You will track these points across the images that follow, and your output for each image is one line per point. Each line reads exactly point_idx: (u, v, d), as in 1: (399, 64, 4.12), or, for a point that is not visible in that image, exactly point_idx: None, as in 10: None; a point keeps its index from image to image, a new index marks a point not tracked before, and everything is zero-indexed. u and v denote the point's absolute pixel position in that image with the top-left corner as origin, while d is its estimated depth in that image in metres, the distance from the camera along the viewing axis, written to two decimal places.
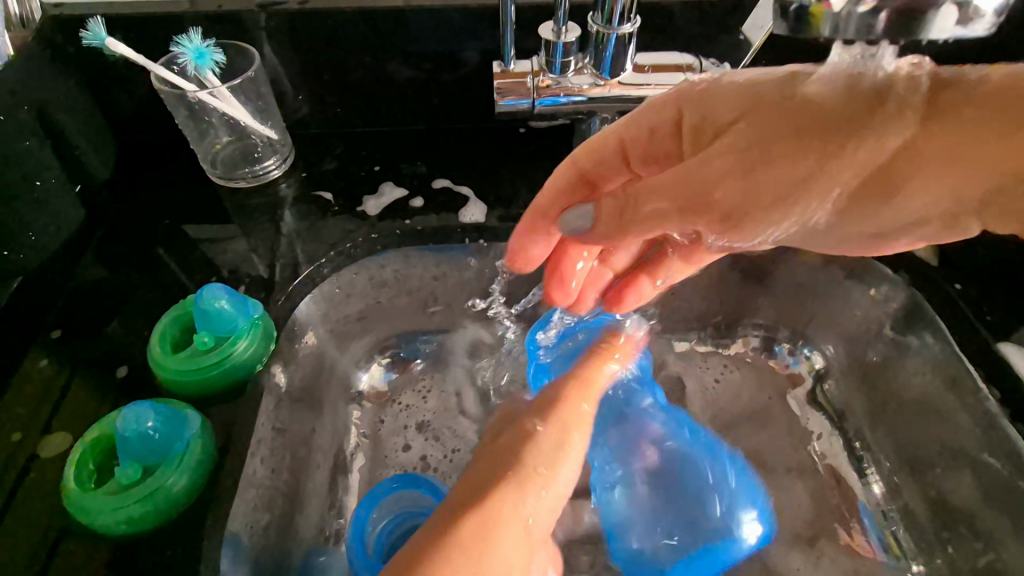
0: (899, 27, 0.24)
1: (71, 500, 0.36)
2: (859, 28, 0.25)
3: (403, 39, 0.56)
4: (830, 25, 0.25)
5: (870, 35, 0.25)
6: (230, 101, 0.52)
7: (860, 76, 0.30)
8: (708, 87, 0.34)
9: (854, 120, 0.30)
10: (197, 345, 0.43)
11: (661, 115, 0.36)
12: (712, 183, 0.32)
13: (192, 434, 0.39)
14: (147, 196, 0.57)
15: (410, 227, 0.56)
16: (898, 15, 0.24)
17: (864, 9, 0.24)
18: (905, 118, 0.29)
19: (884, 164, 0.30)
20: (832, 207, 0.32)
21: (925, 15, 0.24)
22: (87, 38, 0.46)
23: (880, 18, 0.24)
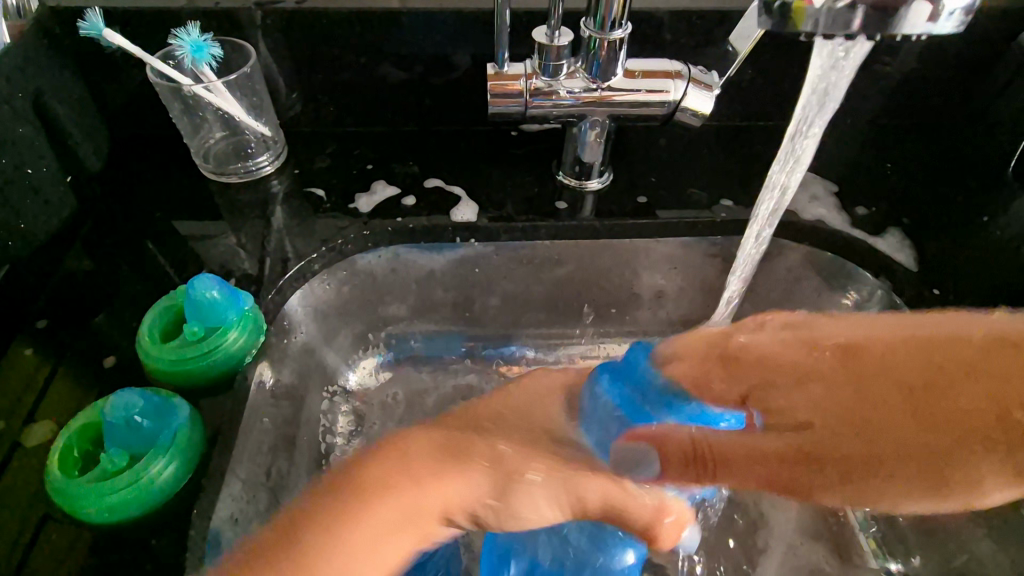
0: (874, 22, 0.26)
1: (54, 488, 0.36)
2: (838, 23, 0.26)
3: (398, 40, 0.57)
4: (809, 22, 0.26)
5: (847, 29, 0.26)
6: (225, 96, 0.53)
7: (885, 355, 0.30)
8: (749, 349, 0.34)
9: (853, 408, 0.29)
10: (187, 335, 0.43)
11: (783, 355, 0.32)
12: (755, 467, 0.30)
13: (180, 423, 0.39)
14: (138, 189, 0.57)
15: (401, 225, 0.56)
16: (872, 11, 0.25)
17: (842, 5, 0.25)
18: (904, 416, 0.28)
19: (895, 421, 0.28)
20: (887, 493, 0.29)
21: (898, 9, 0.25)
22: (84, 29, 0.47)
23: (858, 13, 0.25)
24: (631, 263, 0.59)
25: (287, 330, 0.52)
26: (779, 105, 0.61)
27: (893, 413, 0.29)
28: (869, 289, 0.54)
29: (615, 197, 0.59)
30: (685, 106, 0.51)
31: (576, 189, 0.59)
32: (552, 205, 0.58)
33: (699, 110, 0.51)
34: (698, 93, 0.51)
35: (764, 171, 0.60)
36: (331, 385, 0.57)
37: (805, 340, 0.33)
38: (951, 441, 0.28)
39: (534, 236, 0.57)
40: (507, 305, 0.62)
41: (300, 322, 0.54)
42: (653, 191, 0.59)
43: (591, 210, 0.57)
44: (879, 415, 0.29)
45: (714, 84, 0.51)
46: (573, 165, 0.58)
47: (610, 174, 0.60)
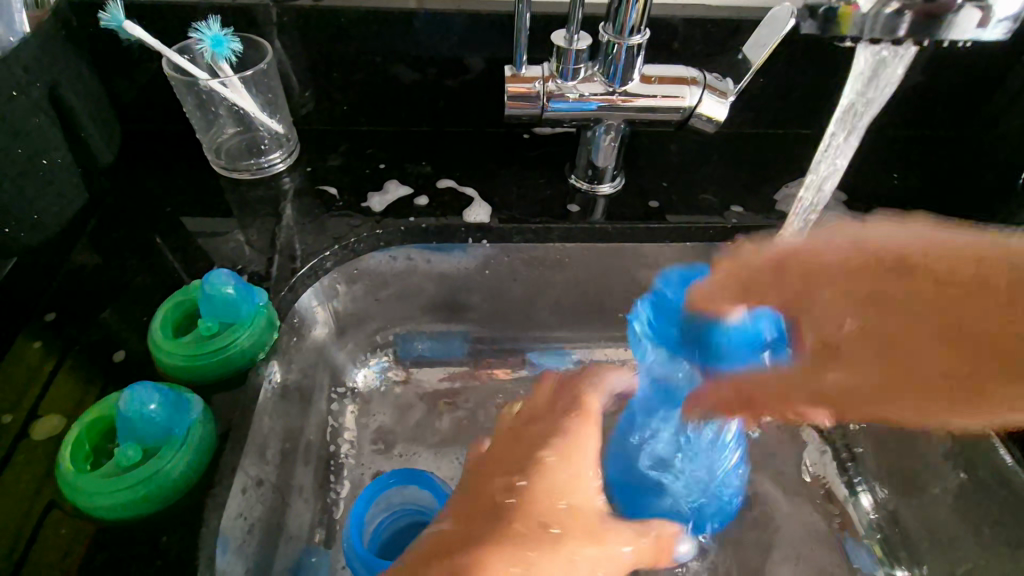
0: (922, 28, 0.26)
1: (64, 481, 0.36)
2: (885, 28, 0.26)
3: (415, 41, 0.57)
4: (855, 27, 0.27)
5: (894, 35, 0.26)
6: (241, 92, 0.53)
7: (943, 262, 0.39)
8: (806, 254, 0.43)
9: (922, 293, 0.39)
10: (201, 330, 0.43)
11: (835, 253, 0.42)
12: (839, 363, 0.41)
13: (193, 419, 0.39)
14: (148, 184, 0.57)
15: (415, 224, 0.55)
16: (921, 16, 0.25)
17: (890, 10, 0.26)
18: (941, 296, 0.38)
19: (907, 347, 0.38)
20: (886, 407, 0.38)
21: (946, 16, 0.25)
22: (104, 20, 0.46)
23: (905, 19, 0.26)
24: (640, 267, 0.59)
25: (297, 328, 0.52)
26: (790, 114, 0.62)
27: (921, 349, 0.38)
28: None
29: (627, 201, 0.59)
30: (700, 113, 0.52)
31: (588, 192, 0.59)
32: (564, 208, 0.58)
33: (713, 116, 0.52)
34: (713, 100, 0.51)
35: (774, 179, 0.60)
36: (339, 384, 0.57)
37: (857, 281, 0.41)
38: (943, 394, 0.37)
39: (545, 239, 0.57)
40: (515, 307, 0.62)
41: (309, 319, 0.53)
42: (664, 196, 0.59)
43: (603, 213, 0.58)
44: (908, 343, 0.38)
45: (729, 91, 0.51)
46: (585, 169, 0.59)
47: (622, 178, 0.60)
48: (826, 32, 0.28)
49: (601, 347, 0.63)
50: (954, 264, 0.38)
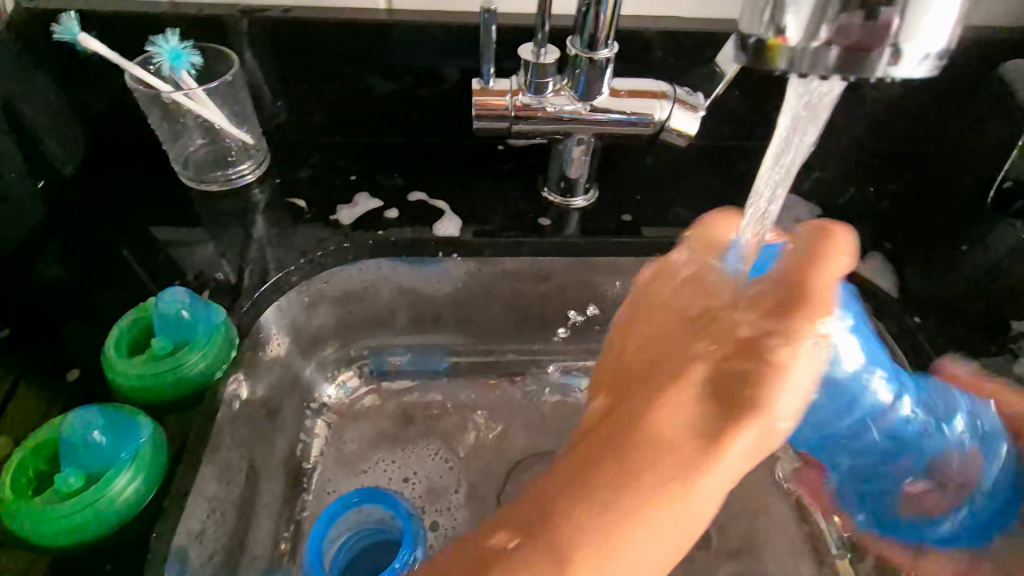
0: (850, 62, 0.25)
1: (6, 509, 0.35)
2: (812, 62, 0.25)
3: (385, 53, 0.57)
4: (784, 60, 0.26)
5: (822, 70, 0.25)
6: (205, 103, 0.52)
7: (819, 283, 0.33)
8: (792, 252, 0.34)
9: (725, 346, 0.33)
10: (154, 350, 0.42)
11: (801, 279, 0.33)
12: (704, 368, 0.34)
13: (141, 441, 0.38)
14: (113, 196, 0.56)
15: (383, 237, 0.55)
16: (848, 50, 0.25)
17: (817, 44, 0.25)
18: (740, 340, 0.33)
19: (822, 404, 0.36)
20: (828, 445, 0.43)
21: (871, 52, 0.25)
22: (59, 33, 0.46)
23: (832, 53, 0.25)
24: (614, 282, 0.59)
25: (262, 343, 0.51)
26: (767, 126, 0.61)
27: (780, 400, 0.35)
28: None
29: (601, 214, 0.58)
30: (671, 127, 0.51)
31: (562, 206, 0.59)
32: (536, 221, 0.58)
33: (684, 131, 0.51)
34: (684, 114, 0.51)
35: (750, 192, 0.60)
36: (309, 400, 0.57)
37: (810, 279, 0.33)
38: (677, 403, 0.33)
39: (517, 253, 0.56)
40: (490, 321, 0.61)
41: (275, 335, 0.53)
42: (638, 209, 0.59)
43: (576, 227, 0.57)
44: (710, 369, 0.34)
45: (699, 105, 0.51)
46: (558, 181, 0.58)
47: (596, 191, 0.59)
48: (756, 62, 0.27)
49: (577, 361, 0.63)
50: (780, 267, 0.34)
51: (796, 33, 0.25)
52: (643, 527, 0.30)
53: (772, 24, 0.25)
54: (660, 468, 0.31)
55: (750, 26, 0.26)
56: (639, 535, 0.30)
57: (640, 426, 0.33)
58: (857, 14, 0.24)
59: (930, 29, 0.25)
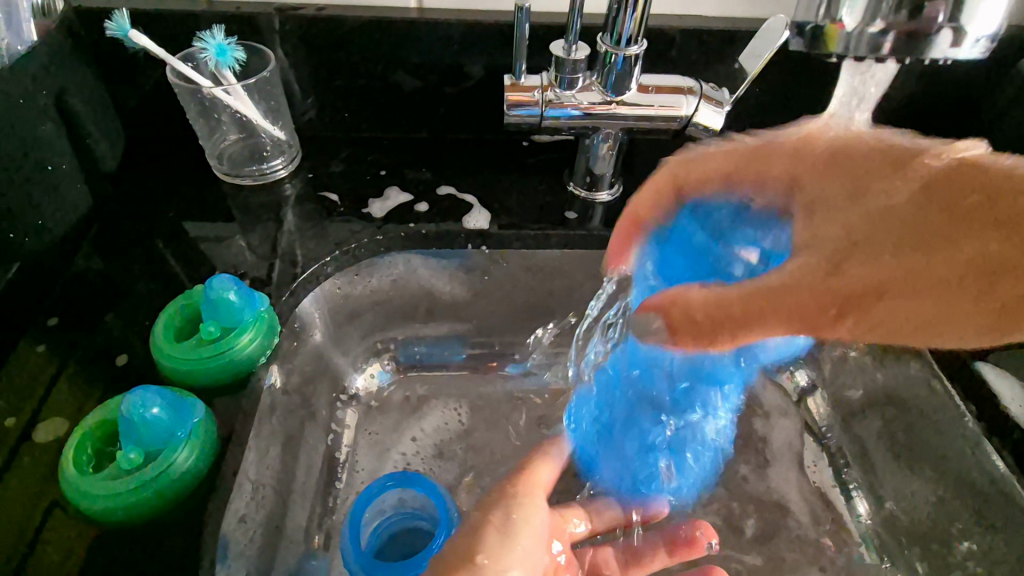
0: (906, 47, 0.26)
1: (67, 482, 0.36)
2: (869, 47, 0.27)
3: (415, 50, 0.58)
4: (841, 45, 0.27)
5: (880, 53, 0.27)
6: (243, 99, 0.53)
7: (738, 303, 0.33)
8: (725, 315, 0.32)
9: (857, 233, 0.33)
10: (203, 334, 0.43)
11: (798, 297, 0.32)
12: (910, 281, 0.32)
13: (195, 422, 0.39)
14: (151, 189, 0.57)
15: (414, 231, 0.56)
16: (904, 35, 0.26)
17: (874, 30, 0.26)
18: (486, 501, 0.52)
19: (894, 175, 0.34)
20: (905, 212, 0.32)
21: (928, 36, 0.26)
22: (110, 30, 0.47)
23: (888, 38, 0.26)
24: None
25: (298, 332, 0.52)
26: (786, 123, 0.62)
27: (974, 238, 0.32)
28: None
29: (625, 208, 0.59)
30: (696, 121, 0.53)
31: (586, 200, 0.60)
32: (562, 215, 0.59)
33: (709, 125, 0.53)
34: (709, 109, 0.52)
35: None
36: (340, 389, 0.58)
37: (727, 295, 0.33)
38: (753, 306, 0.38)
39: (544, 245, 0.57)
40: (515, 313, 0.62)
41: (312, 325, 0.54)
42: None
43: (601, 220, 0.58)
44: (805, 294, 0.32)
45: (725, 100, 0.52)
46: (584, 176, 0.60)
47: (620, 186, 0.61)
48: (816, 49, 0.28)
49: None
50: (788, 294, 0.32)
51: (849, 21, 0.27)
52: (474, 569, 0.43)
53: (827, 15, 0.27)
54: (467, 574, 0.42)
55: (808, 17, 0.28)
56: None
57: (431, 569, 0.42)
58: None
59: (990, 8, 0.26)
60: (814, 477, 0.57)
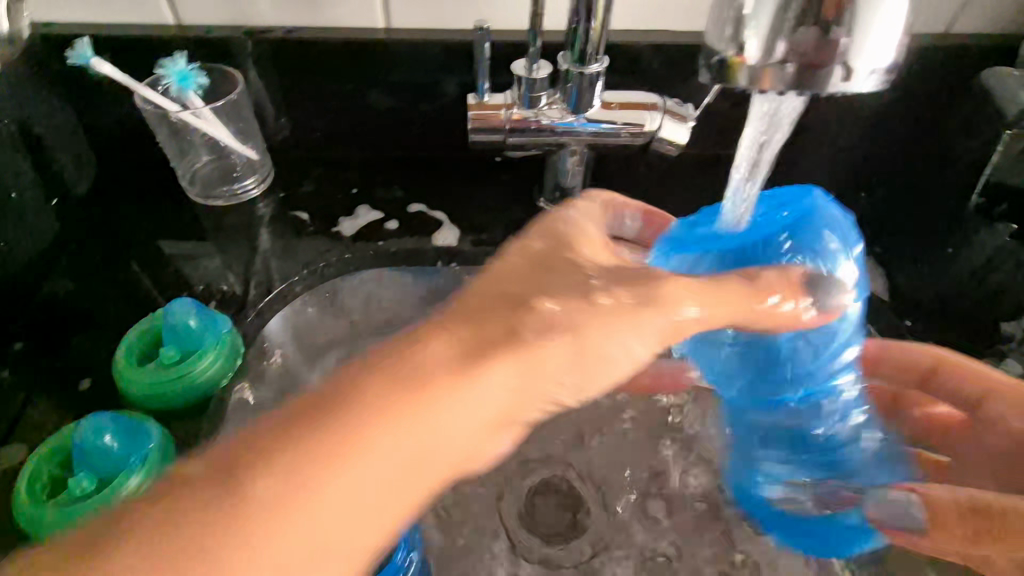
0: (805, 80, 0.28)
1: (20, 511, 0.36)
2: (772, 77, 0.29)
3: (384, 70, 0.58)
4: (747, 76, 0.29)
5: (782, 84, 0.29)
6: (212, 121, 0.54)
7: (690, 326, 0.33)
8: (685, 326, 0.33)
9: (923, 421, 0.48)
10: (162, 359, 0.43)
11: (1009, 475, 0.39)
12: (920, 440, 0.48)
13: (150, 447, 0.39)
14: (124, 212, 0.58)
15: (382, 249, 0.57)
16: (803, 67, 0.28)
17: (776, 63, 0.28)
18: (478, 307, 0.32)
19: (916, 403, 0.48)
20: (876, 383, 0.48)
21: (824, 70, 0.28)
22: (73, 59, 0.48)
23: (790, 70, 0.28)
24: None
25: (265, 353, 0.52)
26: None
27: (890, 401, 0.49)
28: None
29: None
30: (661, 137, 0.53)
31: None
32: None
33: (675, 140, 0.53)
34: (673, 124, 0.52)
35: None
36: None
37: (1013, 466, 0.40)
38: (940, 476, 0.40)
39: None
40: None
41: (277, 344, 0.53)
42: None
43: None
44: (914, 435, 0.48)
45: (688, 115, 0.52)
46: (554, 192, 0.60)
47: None
48: (724, 74, 0.30)
49: None
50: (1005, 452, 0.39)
51: (754, 53, 0.28)
52: (383, 427, 0.27)
53: (735, 47, 0.29)
54: (444, 399, 0.28)
55: (719, 46, 0.30)
56: (334, 476, 0.26)
57: (363, 401, 0.28)
58: (811, 29, 0.27)
59: (875, 47, 0.28)
60: None
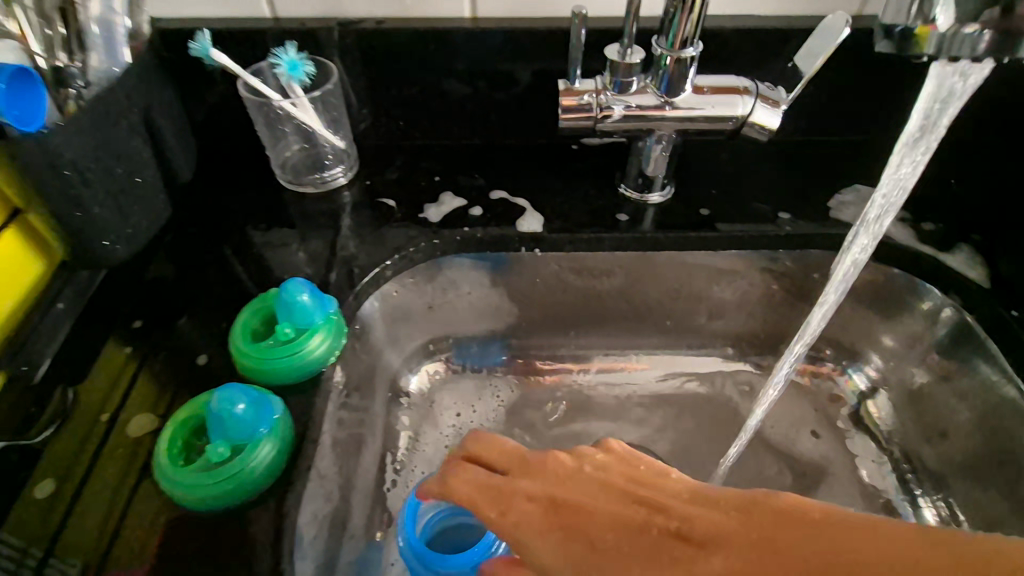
0: (1002, 45, 0.30)
1: (163, 474, 0.39)
2: (966, 44, 0.31)
3: (468, 59, 0.59)
4: (934, 45, 0.32)
5: (974, 51, 0.31)
6: (308, 111, 0.56)
7: None
8: None
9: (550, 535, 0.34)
10: (279, 336, 0.45)
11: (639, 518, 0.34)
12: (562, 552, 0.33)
13: (276, 418, 0.41)
14: (221, 198, 0.60)
15: (469, 235, 0.58)
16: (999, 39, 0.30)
17: (969, 32, 0.31)
18: None
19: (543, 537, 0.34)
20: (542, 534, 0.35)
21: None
22: (194, 49, 0.50)
23: (985, 38, 0.30)
24: (685, 279, 0.62)
25: (359, 333, 0.55)
26: (837, 123, 0.63)
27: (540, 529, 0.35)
28: (937, 309, 0.55)
29: (677, 211, 0.60)
30: (753, 121, 0.52)
31: (638, 202, 0.61)
32: (613, 217, 0.60)
33: (766, 126, 0.52)
34: (766, 109, 0.52)
35: (820, 191, 0.61)
36: (398, 390, 0.62)
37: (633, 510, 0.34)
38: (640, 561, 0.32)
39: (596, 248, 0.59)
40: (567, 314, 0.66)
41: (371, 324, 0.57)
42: (713, 204, 0.61)
43: (652, 222, 0.59)
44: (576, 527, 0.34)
45: (782, 100, 0.52)
46: (636, 178, 0.60)
47: (671, 188, 0.61)
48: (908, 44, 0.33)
49: (647, 354, 0.67)
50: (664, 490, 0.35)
51: (946, 22, 0.31)
52: None
53: (924, 16, 0.31)
54: None
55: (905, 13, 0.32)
56: None
57: None
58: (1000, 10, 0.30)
59: None
60: (853, 446, 0.60)
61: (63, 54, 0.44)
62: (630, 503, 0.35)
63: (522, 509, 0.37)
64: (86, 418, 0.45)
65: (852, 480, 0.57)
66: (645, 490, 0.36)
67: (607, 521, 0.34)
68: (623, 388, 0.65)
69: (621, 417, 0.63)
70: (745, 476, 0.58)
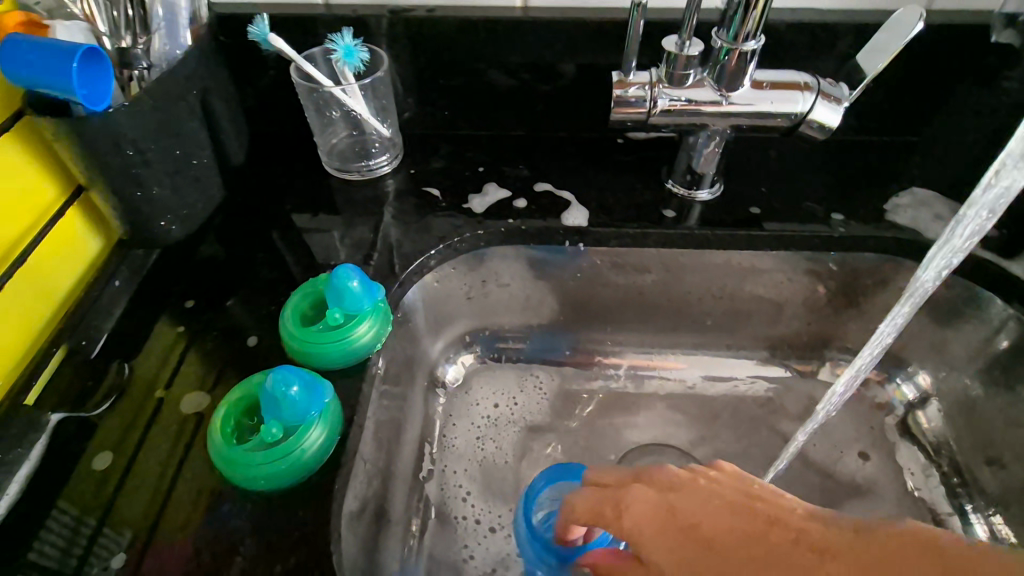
0: None
1: (218, 451, 0.40)
2: None
3: (517, 49, 0.59)
4: None
5: None
6: (359, 99, 0.56)
7: None
8: None
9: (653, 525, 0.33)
10: (329, 321, 0.46)
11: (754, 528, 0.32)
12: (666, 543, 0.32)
13: (326, 402, 0.42)
14: (268, 183, 0.61)
15: (516, 226, 0.58)
16: None
17: None
18: None
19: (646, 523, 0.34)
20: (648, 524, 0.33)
21: None
22: (252, 33, 0.51)
23: None
24: (730, 278, 0.61)
25: (402, 321, 0.55)
26: (894, 123, 0.61)
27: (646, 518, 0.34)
28: (997, 319, 0.53)
29: (725, 208, 0.59)
30: (811, 119, 0.51)
31: (685, 198, 0.60)
32: (659, 213, 0.59)
33: (825, 124, 0.51)
34: (826, 107, 0.50)
35: (875, 192, 0.59)
36: (435, 380, 0.62)
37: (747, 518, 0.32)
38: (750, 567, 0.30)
39: (642, 244, 0.58)
40: (605, 310, 0.65)
41: (413, 312, 0.57)
42: (763, 202, 0.59)
43: (698, 218, 0.58)
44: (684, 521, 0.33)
45: (844, 98, 0.50)
46: (684, 174, 0.59)
47: (720, 185, 0.60)
48: None
49: (685, 353, 0.66)
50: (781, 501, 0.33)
51: None
52: None
53: None
54: None
55: None
56: None
57: None
58: None
59: None
60: (899, 458, 0.58)
61: (128, 35, 0.45)
62: (747, 513, 0.33)
63: (637, 503, 0.35)
64: (139, 394, 0.46)
65: (899, 492, 0.56)
66: (761, 504, 0.33)
67: (724, 521, 0.32)
68: (660, 386, 0.64)
69: (659, 416, 0.62)
70: (788, 482, 0.57)
